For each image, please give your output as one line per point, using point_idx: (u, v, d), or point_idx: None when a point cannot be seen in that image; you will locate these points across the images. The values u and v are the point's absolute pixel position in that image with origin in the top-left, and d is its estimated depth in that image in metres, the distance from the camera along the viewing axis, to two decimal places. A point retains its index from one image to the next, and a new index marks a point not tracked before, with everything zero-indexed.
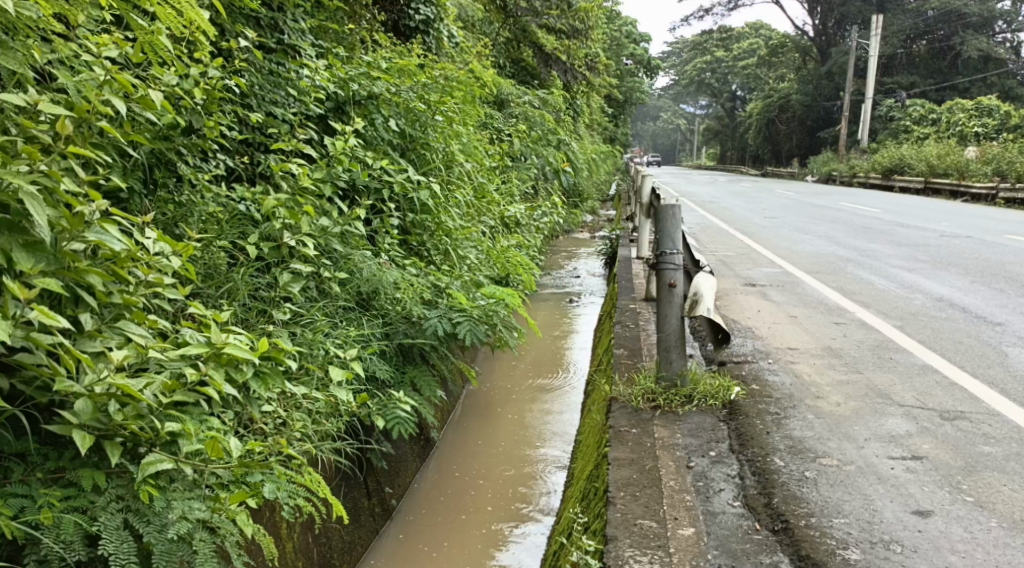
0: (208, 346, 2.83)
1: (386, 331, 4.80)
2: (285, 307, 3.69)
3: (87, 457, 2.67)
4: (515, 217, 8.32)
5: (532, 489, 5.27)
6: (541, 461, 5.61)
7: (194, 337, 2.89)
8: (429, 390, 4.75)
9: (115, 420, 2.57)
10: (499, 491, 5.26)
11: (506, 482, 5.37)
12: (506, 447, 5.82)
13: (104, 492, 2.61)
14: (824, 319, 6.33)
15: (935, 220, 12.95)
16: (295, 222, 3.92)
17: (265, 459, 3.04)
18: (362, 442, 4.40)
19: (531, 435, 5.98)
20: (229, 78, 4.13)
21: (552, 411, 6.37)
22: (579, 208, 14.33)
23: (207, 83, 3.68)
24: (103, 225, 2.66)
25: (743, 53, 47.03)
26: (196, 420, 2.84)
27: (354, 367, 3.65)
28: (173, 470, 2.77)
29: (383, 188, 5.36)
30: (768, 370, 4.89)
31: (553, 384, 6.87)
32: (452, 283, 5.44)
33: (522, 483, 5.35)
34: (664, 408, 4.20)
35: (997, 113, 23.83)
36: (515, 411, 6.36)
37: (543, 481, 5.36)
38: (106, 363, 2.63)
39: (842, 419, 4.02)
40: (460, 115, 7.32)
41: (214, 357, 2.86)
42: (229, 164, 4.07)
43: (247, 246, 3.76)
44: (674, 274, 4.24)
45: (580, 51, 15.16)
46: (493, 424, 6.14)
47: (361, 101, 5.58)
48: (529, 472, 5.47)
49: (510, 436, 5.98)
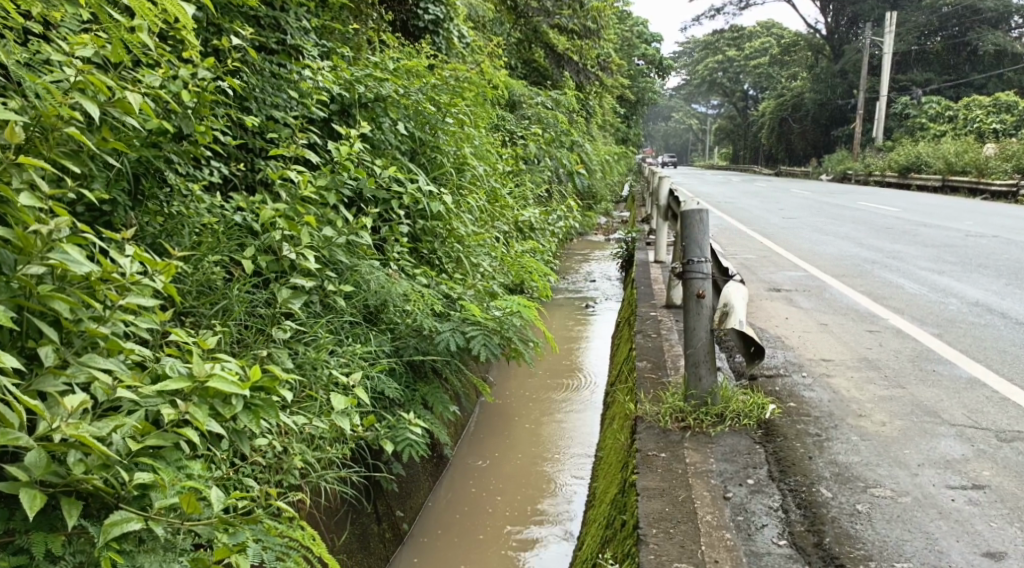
0: (189, 380, 2.55)
1: (394, 346, 4.53)
2: (284, 324, 3.41)
3: (43, 518, 2.40)
4: (529, 222, 8.04)
5: (551, 505, 5.00)
6: (561, 476, 5.34)
7: (176, 367, 2.61)
8: (441, 408, 4.50)
9: (75, 473, 2.32)
10: (517, 507, 5.00)
11: (525, 498, 5.11)
12: (523, 461, 5.55)
13: (60, 560, 2.34)
14: (856, 327, 6.02)
15: (958, 219, 12.58)
16: (294, 233, 3.63)
17: (253, 511, 2.76)
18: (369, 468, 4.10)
19: (549, 446, 5.73)
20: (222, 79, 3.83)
21: (571, 420, 6.12)
22: (593, 211, 14.00)
23: (198, 85, 3.37)
24: (66, 245, 2.42)
25: (755, 51, 46.75)
26: (172, 467, 2.57)
27: (359, 391, 3.36)
28: (143, 530, 2.48)
29: (393, 197, 5.08)
30: (803, 385, 4.57)
31: (571, 392, 6.63)
32: (465, 294, 5.18)
33: (541, 498, 5.09)
34: (695, 429, 3.90)
35: (1016, 109, 23.39)
36: (533, 421, 6.12)
37: (562, 498, 5.07)
38: (62, 409, 2.36)
39: (890, 441, 3.72)
40: (472, 118, 7.04)
41: (197, 390, 2.57)
42: (225, 171, 3.79)
43: (242, 259, 3.48)
44: (703, 284, 3.94)
45: (594, 51, 14.86)
46: (511, 435, 5.90)
47: (368, 103, 5.29)
48: (548, 487, 5.21)
49: (528, 447, 5.73)
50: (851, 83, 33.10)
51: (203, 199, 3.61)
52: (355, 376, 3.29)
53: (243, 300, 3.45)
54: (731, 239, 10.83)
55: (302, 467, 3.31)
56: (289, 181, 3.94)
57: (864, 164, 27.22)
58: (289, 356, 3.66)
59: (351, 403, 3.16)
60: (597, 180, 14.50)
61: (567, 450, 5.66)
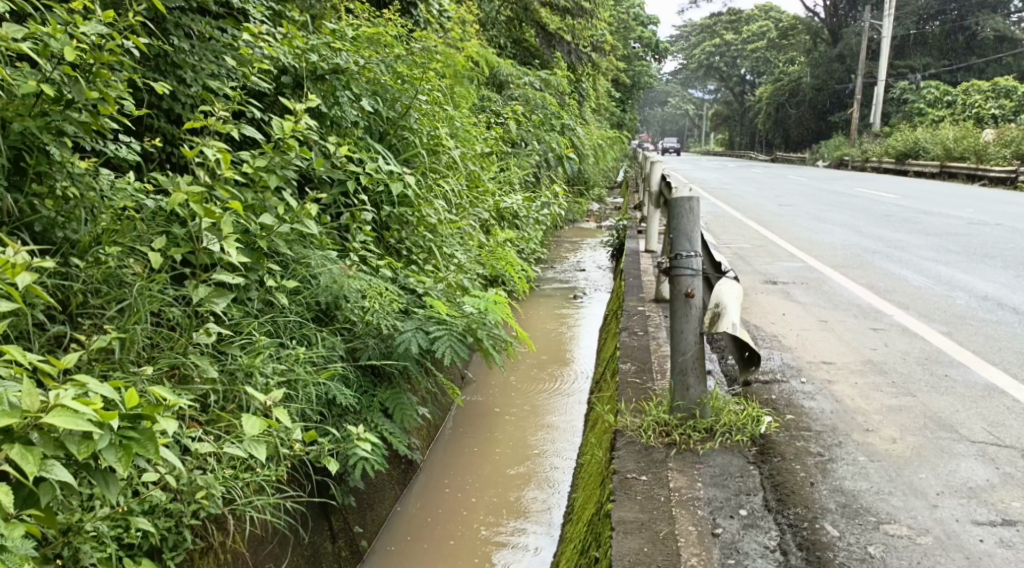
0: (18, 415, 2.18)
1: (350, 347, 4.08)
2: (209, 327, 3.01)
3: None
4: (512, 208, 7.56)
5: (529, 509, 4.56)
6: (541, 476, 4.90)
7: (6, 398, 2.24)
8: (401, 417, 4.04)
9: None
10: (493, 510, 4.57)
11: (502, 499, 4.68)
12: (502, 460, 5.11)
13: None
14: (859, 324, 5.55)
15: (959, 206, 12.14)
16: (212, 221, 3.10)
17: None
18: (307, 492, 3.62)
19: (531, 443, 5.30)
20: (129, 38, 3.35)
21: (555, 413, 5.70)
22: (585, 197, 13.52)
23: (91, 44, 2.93)
24: None
25: (752, 35, 46.11)
26: None
27: (281, 413, 2.88)
28: None
29: (349, 179, 4.63)
30: (803, 393, 4.11)
31: (557, 384, 6.21)
32: (433, 289, 4.73)
33: (519, 501, 4.65)
34: (681, 446, 3.45)
35: (1015, 94, 22.89)
36: (516, 415, 5.71)
37: (541, 501, 4.64)
38: None
39: (902, 462, 3.29)
40: (449, 96, 6.59)
41: (34, 426, 2.21)
42: (138, 148, 3.32)
43: (150, 251, 3.01)
44: (692, 281, 3.50)
45: (586, 32, 14.35)
46: (491, 431, 5.47)
47: (325, 76, 4.78)
48: (527, 488, 4.77)
49: (509, 444, 5.30)
50: (849, 67, 32.58)
51: (107, 173, 3.14)
52: (276, 394, 2.81)
53: (155, 299, 3.03)
54: (726, 226, 10.38)
55: (222, 494, 2.85)
56: (206, 160, 3.38)
57: (861, 150, 26.81)
58: (218, 363, 3.20)
59: (267, 426, 2.64)
60: (589, 165, 14.01)
61: (550, 446, 5.23)
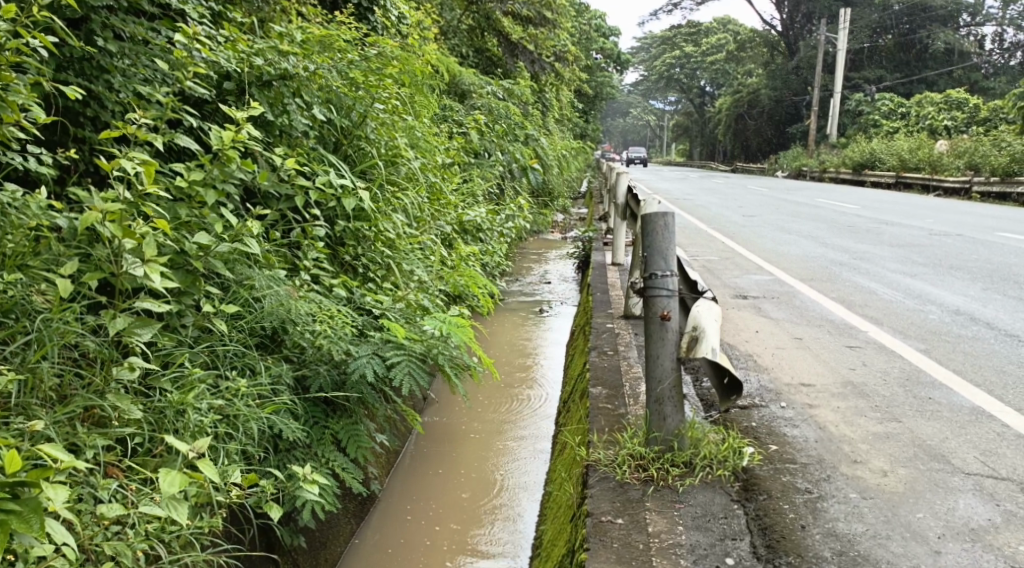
0: None
1: (299, 376, 3.77)
2: (133, 361, 2.79)
3: None
4: (475, 222, 7.30)
5: (495, 537, 4.28)
6: (509, 499, 4.63)
7: None
8: (354, 451, 3.73)
9: None
10: (457, 537, 4.29)
11: (467, 525, 4.40)
12: (467, 482, 4.83)
13: None
14: (834, 341, 5.31)
15: (919, 216, 12.11)
16: (130, 243, 2.80)
17: None
18: (243, 543, 3.29)
19: (497, 463, 5.03)
20: (38, 39, 3.09)
21: (524, 432, 5.42)
22: (549, 208, 13.28)
23: None
24: None
25: (711, 47, 46.43)
26: None
27: (204, 469, 2.60)
28: None
29: (296, 194, 4.34)
30: (784, 419, 3.87)
31: (524, 401, 5.95)
32: (390, 310, 4.42)
33: (485, 526, 4.38)
34: (659, 482, 3.18)
35: (967, 106, 23.16)
36: (482, 434, 5.43)
37: (508, 527, 4.37)
38: None
39: (896, 501, 3.10)
40: (407, 104, 6.32)
41: None
42: (48, 159, 3.05)
43: (56, 277, 2.73)
44: (668, 303, 3.24)
45: (549, 41, 14.16)
46: (455, 452, 5.19)
47: (272, 82, 4.48)
48: (494, 513, 4.50)
49: (474, 465, 5.02)
50: (806, 79, 32.86)
51: (12, 188, 2.87)
52: (201, 444, 2.60)
53: (66, 331, 2.78)
54: (692, 238, 10.20)
55: (142, 554, 2.55)
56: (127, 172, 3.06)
57: (819, 160, 26.93)
58: (145, 401, 3.02)
59: (186, 482, 2.49)
60: (554, 176, 13.78)
61: (519, 467, 4.96)
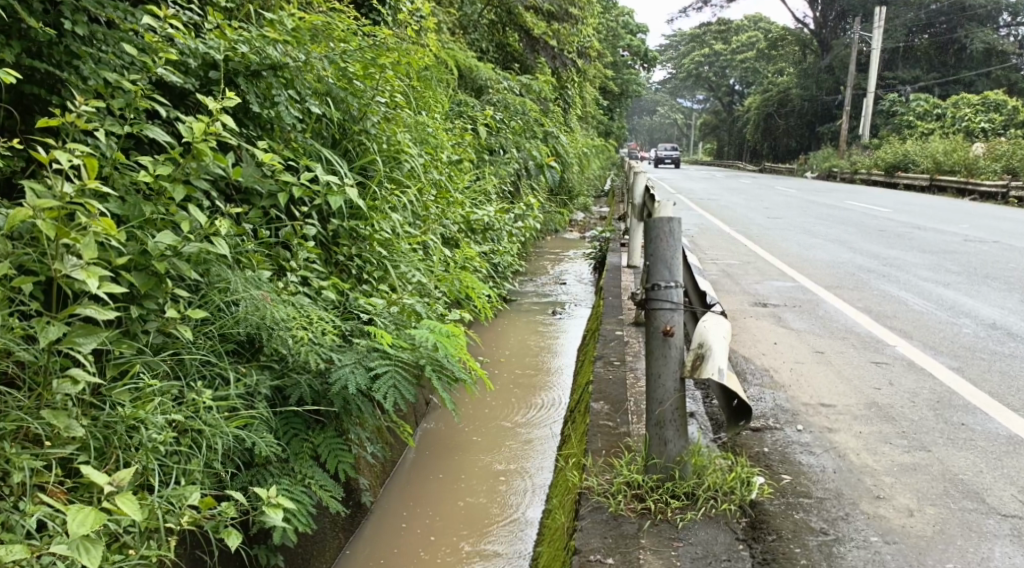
0: None
1: (277, 385, 3.48)
2: (75, 375, 2.68)
3: None
4: (483, 221, 7.00)
5: (496, 547, 4.01)
6: (511, 505, 4.36)
7: None
8: (331, 468, 3.44)
9: None
10: (456, 544, 4.04)
11: (466, 532, 4.14)
12: (468, 484, 4.57)
13: None
14: (859, 356, 4.97)
15: (953, 221, 11.65)
16: (67, 242, 2.70)
17: None
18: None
19: (501, 465, 4.77)
20: None
21: (530, 433, 5.15)
22: (568, 207, 12.93)
23: None
24: None
25: (741, 46, 45.76)
26: None
27: (122, 504, 2.53)
28: None
29: (281, 191, 4.08)
30: (801, 444, 3.56)
31: (533, 401, 5.68)
32: (380, 316, 4.13)
33: (486, 533, 4.13)
34: (657, 515, 2.87)
35: (1006, 109, 22.54)
36: (487, 435, 5.17)
37: (511, 534, 4.11)
38: None
39: (922, 548, 2.81)
40: (412, 97, 6.02)
41: None
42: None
43: None
44: (671, 316, 2.93)
45: (572, 37, 13.81)
46: (457, 452, 4.94)
47: (261, 72, 4.19)
48: (496, 519, 4.24)
49: (476, 467, 4.77)
50: (839, 79, 32.19)
51: None
52: (119, 477, 2.56)
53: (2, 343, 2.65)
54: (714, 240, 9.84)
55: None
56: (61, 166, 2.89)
57: (849, 162, 26.36)
58: (93, 414, 2.82)
59: (99, 520, 2.44)
60: (574, 175, 13.44)
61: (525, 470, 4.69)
